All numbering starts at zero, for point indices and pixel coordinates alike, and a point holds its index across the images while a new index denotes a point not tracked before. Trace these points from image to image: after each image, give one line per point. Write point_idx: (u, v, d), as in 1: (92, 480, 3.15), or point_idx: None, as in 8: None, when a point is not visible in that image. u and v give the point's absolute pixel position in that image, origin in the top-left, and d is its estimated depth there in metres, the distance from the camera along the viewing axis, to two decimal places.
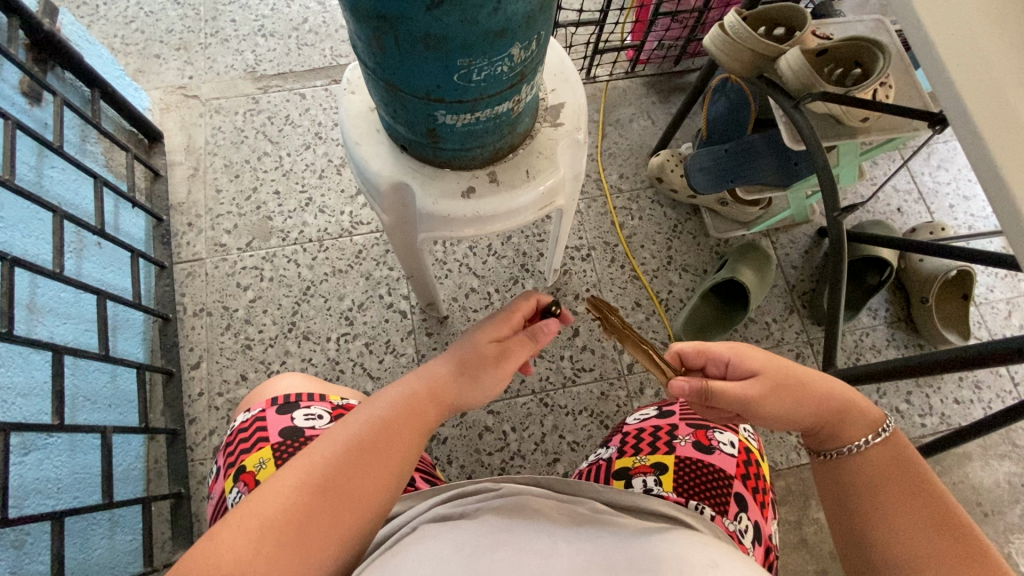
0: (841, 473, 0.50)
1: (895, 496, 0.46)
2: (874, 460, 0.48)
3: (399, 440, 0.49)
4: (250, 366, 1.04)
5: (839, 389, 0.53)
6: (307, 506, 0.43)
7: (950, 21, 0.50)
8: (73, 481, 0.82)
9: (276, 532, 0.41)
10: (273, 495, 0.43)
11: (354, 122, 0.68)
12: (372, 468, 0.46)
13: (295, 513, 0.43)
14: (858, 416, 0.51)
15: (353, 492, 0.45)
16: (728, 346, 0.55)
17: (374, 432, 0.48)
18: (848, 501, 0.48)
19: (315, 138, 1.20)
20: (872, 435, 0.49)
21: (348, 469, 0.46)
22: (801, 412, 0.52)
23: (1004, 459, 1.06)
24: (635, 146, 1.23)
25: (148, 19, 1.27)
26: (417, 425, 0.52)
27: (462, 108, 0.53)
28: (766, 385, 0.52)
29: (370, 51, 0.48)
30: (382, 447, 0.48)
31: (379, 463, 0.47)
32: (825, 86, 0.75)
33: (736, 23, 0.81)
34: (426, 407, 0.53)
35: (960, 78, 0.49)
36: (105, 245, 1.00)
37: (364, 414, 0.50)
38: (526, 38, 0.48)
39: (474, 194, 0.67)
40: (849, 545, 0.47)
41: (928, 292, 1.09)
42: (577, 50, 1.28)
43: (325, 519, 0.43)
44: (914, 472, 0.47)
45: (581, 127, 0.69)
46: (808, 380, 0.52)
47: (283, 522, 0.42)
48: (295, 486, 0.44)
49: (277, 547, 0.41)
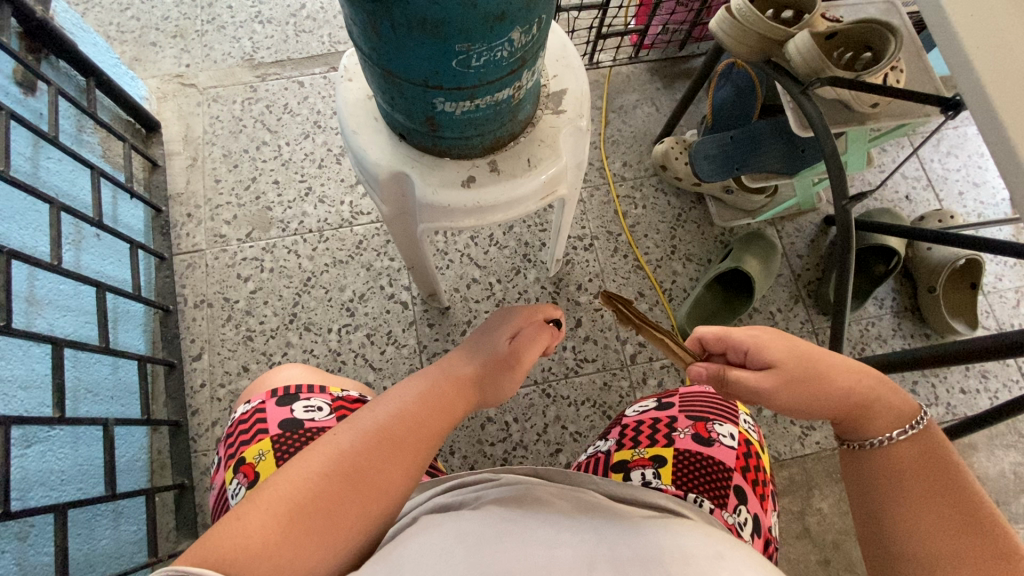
0: (867, 464, 0.50)
1: (924, 491, 0.46)
2: (904, 454, 0.48)
3: (423, 433, 0.50)
4: (251, 357, 1.04)
5: (864, 382, 0.51)
6: (333, 491, 0.45)
7: (972, 2, 0.49)
8: (76, 472, 0.82)
9: (304, 515, 0.43)
10: (302, 479, 0.44)
11: (352, 110, 0.66)
12: (397, 458, 0.48)
13: (323, 498, 0.44)
14: (884, 410, 0.50)
15: (378, 481, 0.46)
16: (748, 335, 0.54)
17: (401, 423, 0.49)
18: (871, 491, 0.48)
19: (314, 127, 1.19)
20: (898, 432, 0.49)
21: (375, 457, 0.47)
22: (820, 407, 0.51)
23: (1009, 450, 1.05)
24: (639, 134, 1.21)
25: (143, 6, 1.25)
26: (441, 418, 0.53)
27: (462, 95, 0.52)
28: (782, 377, 0.51)
29: (366, 36, 0.47)
30: (407, 438, 0.49)
31: (403, 455, 0.48)
32: (835, 70, 0.73)
33: (743, 5, 0.78)
34: (450, 401, 0.54)
35: (979, 60, 0.48)
36: (103, 237, 1.00)
37: (392, 405, 0.51)
38: (526, 22, 0.46)
39: (473, 183, 0.65)
40: (870, 536, 0.47)
41: (936, 282, 1.07)
42: (580, 34, 1.25)
43: (350, 505, 0.45)
44: (944, 469, 0.46)
45: (584, 114, 0.68)
46: (830, 374, 0.51)
47: (309, 506, 0.43)
48: (324, 472, 0.45)
49: (303, 530, 0.43)
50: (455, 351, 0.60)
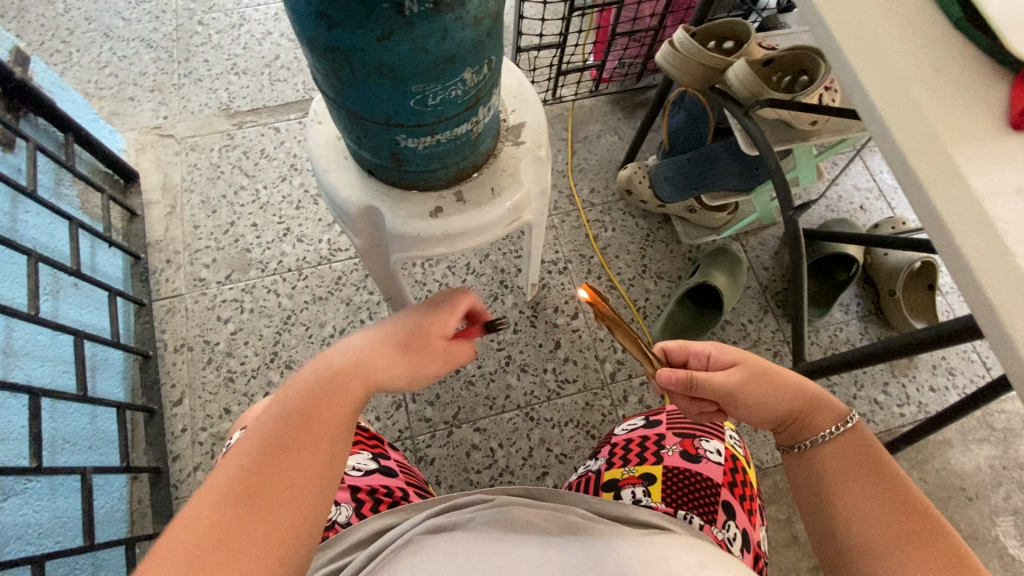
0: (810, 464, 0.52)
1: (859, 487, 0.48)
2: (837, 452, 0.51)
3: (326, 421, 0.42)
4: (233, 399, 1.04)
5: (810, 379, 0.57)
6: (231, 521, 0.37)
7: (849, 20, 0.47)
8: (54, 525, 0.81)
9: (222, 534, 0.36)
10: (194, 521, 0.36)
11: (322, 151, 0.70)
12: (298, 462, 0.40)
13: (220, 532, 0.36)
14: (823, 407, 0.54)
15: (285, 493, 0.39)
16: (707, 341, 0.60)
17: (315, 412, 0.43)
18: (813, 492, 0.51)
19: (291, 170, 1.22)
20: (832, 429, 0.52)
21: (272, 469, 0.39)
22: (781, 399, 0.55)
23: (983, 444, 1.08)
24: (604, 161, 1.27)
25: (121, 63, 1.30)
26: (347, 400, 0.44)
27: (423, 131, 0.56)
28: (747, 372, 0.56)
29: (329, 81, 0.50)
30: (306, 437, 0.41)
31: (326, 449, 0.42)
32: (772, 93, 0.79)
33: (684, 39, 0.85)
34: (359, 377, 0.46)
35: (864, 76, 0.45)
36: (82, 286, 1.01)
37: (282, 403, 0.43)
38: (476, 63, 0.50)
39: (441, 213, 0.69)
40: (823, 538, 0.49)
41: (895, 285, 1.12)
42: (542, 71, 1.32)
43: (259, 529, 0.37)
44: (875, 462, 0.49)
45: (543, 144, 0.72)
46: (782, 369, 0.56)
47: (208, 546, 0.35)
48: (216, 504, 0.37)
49: (206, 574, 0.35)
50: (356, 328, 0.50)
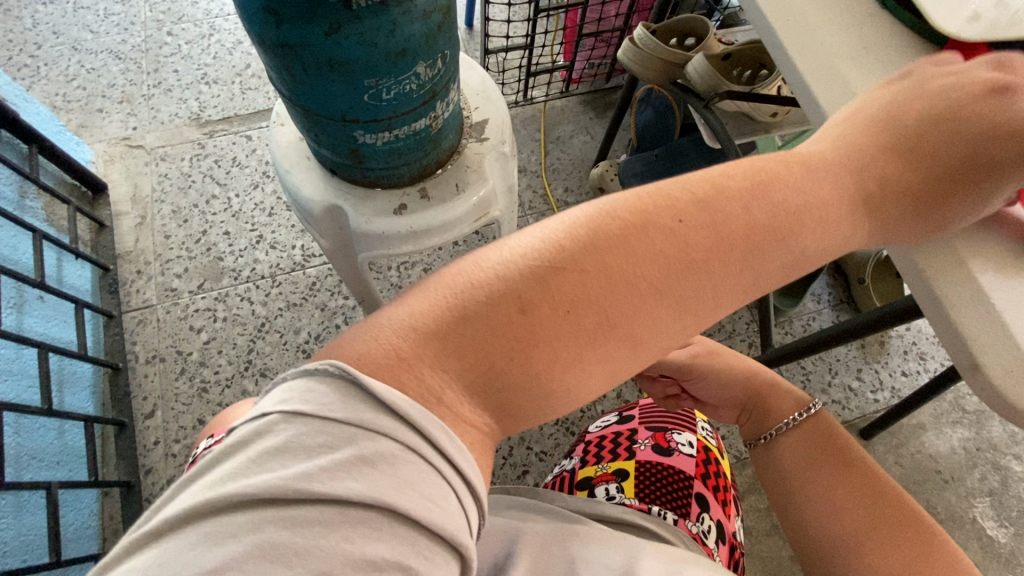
0: (777, 454, 0.53)
1: (825, 474, 0.48)
2: (803, 441, 0.51)
3: (648, 267, 0.32)
4: (207, 410, 1.02)
5: (758, 364, 0.61)
6: (513, 317, 0.31)
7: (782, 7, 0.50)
8: (20, 543, 0.79)
9: (454, 339, 0.31)
10: (482, 283, 0.31)
11: (285, 152, 0.69)
12: (612, 299, 0.32)
13: (501, 320, 0.31)
14: (784, 392, 0.56)
15: (576, 330, 0.31)
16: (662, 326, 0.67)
17: (636, 249, 0.32)
18: (780, 483, 0.51)
19: (263, 177, 1.22)
20: (798, 414, 0.53)
21: (584, 288, 0.31)
22: (734, 379, 0.59)
23: (956, 426, 1.10)
24: (577, 161, 1.28)
25: (89, 75, 1.29)
26: (658, 259, 0.32)
27: (380, 127, 0.56)
28: (700, 349, 0.61)
29: (282, 78, 0.50)
30: (621, 268, 0.32)
31: (612, 331, 0.32)
32: (730, 85, 0.81)
33: (644, 36, 0.86)
34: (684, 232, 0.32)
35: (798, 58, 0.48)
36: (47, 298, 0.99)
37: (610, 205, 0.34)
38: (429, 57, 0.51)
39: (406, 211, 0.69)
40: (793, 529, 0.49)
41: (864, 273, 1.14)
42: (512, 74, 1.33)
43: (535, 348, 0.31)
44: (840, 448, 0.50)
45: (506, 141, 0.73)
46: (729, 352, 0.61)
47: (481, 329, 0.31)
48: (507, 282, 0.31)
49: (467, 356, 0.31)
50: (855, 106, 0.41)
